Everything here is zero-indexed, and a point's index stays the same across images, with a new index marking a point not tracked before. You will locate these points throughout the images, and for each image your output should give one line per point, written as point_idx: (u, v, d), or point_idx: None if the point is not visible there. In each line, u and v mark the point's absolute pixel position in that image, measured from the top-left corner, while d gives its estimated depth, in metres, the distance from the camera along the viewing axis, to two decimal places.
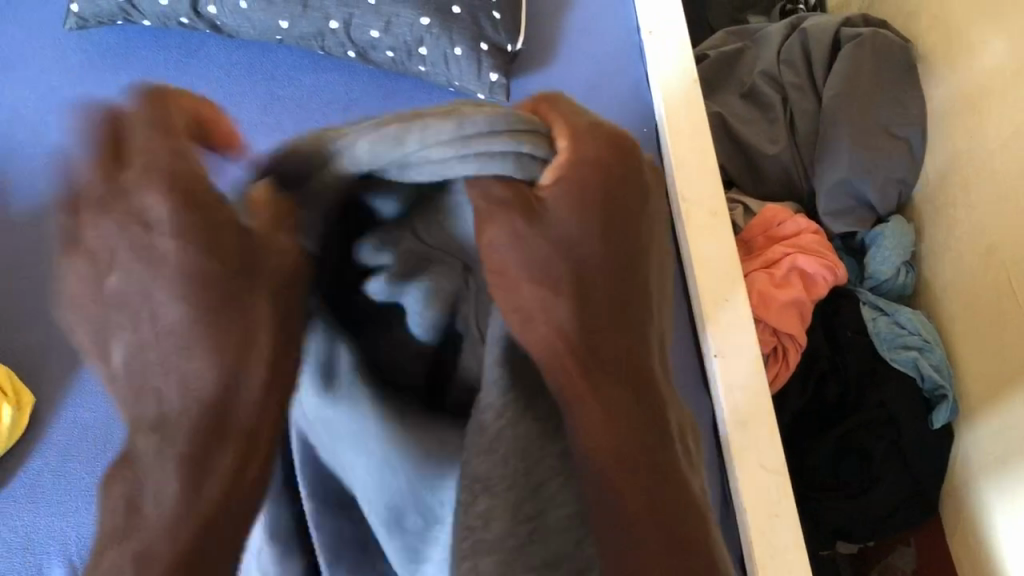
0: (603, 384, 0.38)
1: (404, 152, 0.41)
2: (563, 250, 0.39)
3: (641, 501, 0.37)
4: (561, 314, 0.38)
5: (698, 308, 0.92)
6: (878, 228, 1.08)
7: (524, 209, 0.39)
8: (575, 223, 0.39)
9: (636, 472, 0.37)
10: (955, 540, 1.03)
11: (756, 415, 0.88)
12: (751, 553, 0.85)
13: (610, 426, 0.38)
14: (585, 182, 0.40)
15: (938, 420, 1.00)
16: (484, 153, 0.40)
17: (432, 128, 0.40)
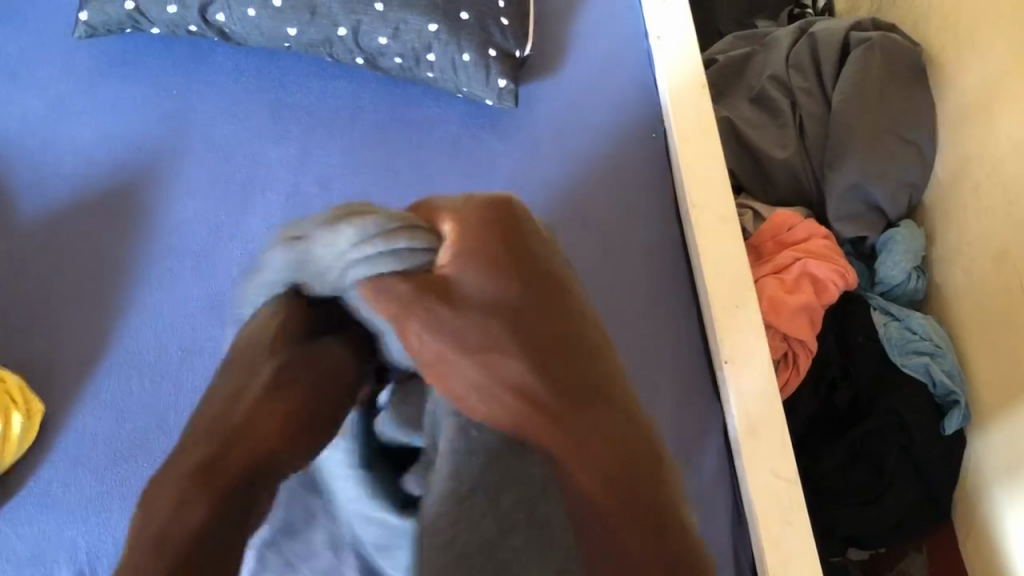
0: (558, 432, 0.50)
1: (331, 275, 0.55)
2: (478, 325, 0.52)
3: (620, 511, 0.48)
4: (494, 393, 0.51)
5: (709, 315, 0.92)
6: (889, 233, 1.07)
7: (439, 298, 0.52)
8: (481, 296, 0.52)
9: (614, 489, 0.48)
10: (967, 547, 1.03)
11: (768, 422, 0.88)
12: (764, 562, 0.84)
13: (579, 464, 0.49)
14: (478, 258, 0.53)
15: (951, 426, 0.99)
16: (366, 264, 0.53)
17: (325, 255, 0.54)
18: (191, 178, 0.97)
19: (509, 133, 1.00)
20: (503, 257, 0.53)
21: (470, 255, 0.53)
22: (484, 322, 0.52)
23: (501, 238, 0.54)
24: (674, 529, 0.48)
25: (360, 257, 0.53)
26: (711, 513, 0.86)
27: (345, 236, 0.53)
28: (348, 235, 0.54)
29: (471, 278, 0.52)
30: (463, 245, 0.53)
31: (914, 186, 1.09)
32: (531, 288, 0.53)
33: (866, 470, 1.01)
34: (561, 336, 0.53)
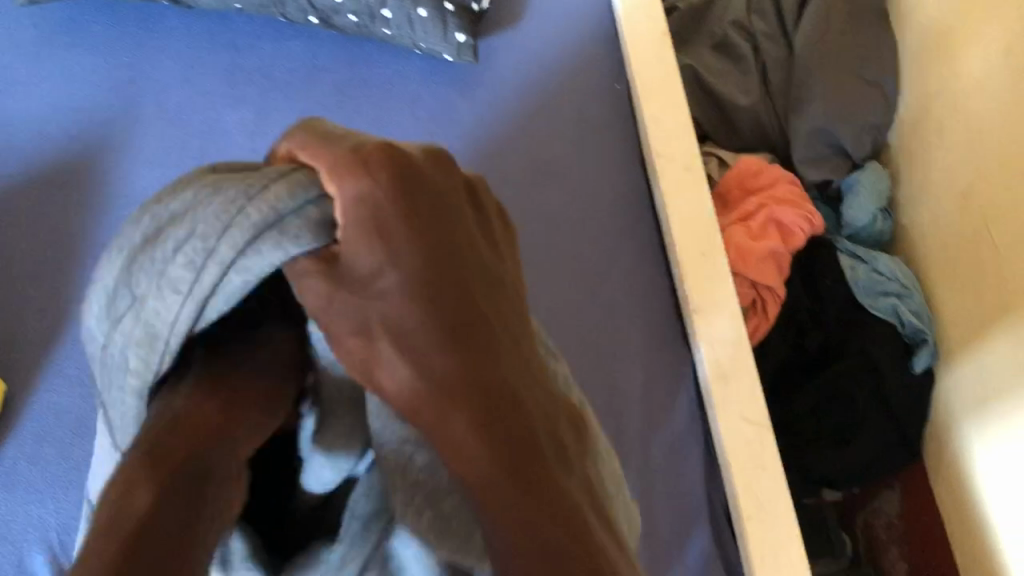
0: (458, 395, 0.49)
1: (222, 280, 0.49)
2: (363, 293, 0.49)
3: (508, 493, 0.48)
4: (380, 353, 0.49)
5: (676, 264, 0.92)
6: (854, 175, 1.07)
7: (325, 267, 0.49)
8: (366, 257, 0.49)
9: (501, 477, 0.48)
10: (938, 485, 1.04)
11: (737, 368, 0.88)
12: (736, 505, 0.84)
13: (482, 437, 0.49)
14: (376, 210, 0.48)
15: (919, 364, 1.01)
16: (274, 242, 0.49)
17: (220, 255, 0.49)
18: (146, 144, 0.95)
19: (470, 89, 0.98)
20: (403, 217, 0.49)
21: (369, 222, 0.48)
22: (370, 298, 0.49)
23: (406, 191, 0.49)
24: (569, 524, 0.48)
25: (239, 238, 0.49)
26: (681, 460, 0.87)
27: (205, 241, 0.49)
28: (216, 226, 0.49)
29: (368, 258, 0.49)
30: (360, 216, 0.48)
31: (878, 127, 1.08)
32: (428, 252, 0.49)
33: (838, 413, 1.01)
34: (458, 294, 0.50)
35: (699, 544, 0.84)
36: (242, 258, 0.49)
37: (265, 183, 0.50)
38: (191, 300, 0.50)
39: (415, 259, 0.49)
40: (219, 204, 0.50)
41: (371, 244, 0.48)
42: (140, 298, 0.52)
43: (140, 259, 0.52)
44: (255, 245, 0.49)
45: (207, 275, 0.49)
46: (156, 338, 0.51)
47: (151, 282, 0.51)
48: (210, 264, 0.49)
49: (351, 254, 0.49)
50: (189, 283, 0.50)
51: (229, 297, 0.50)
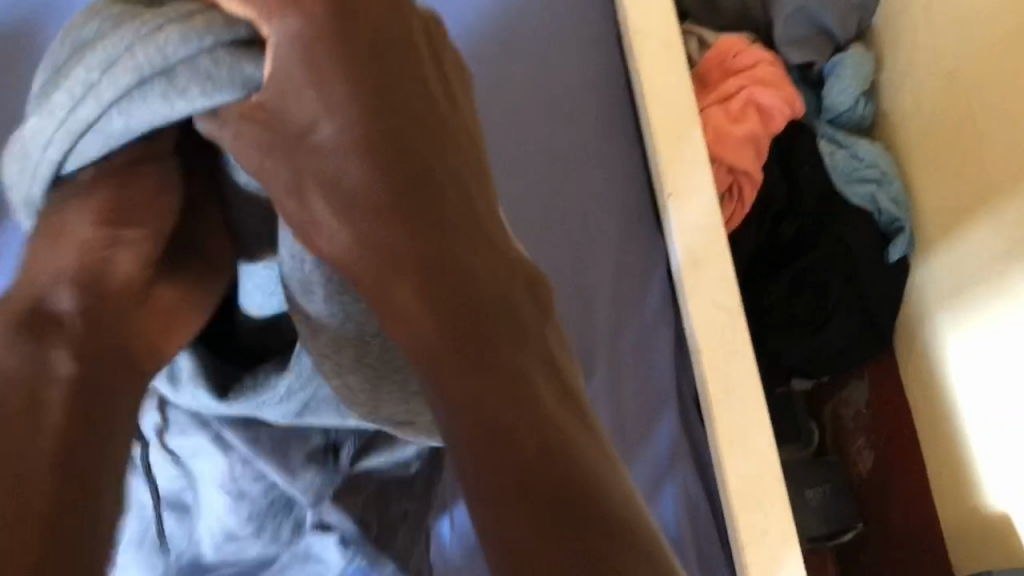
0: (399, 270, 0.45)
1: (110, 120, 0.48)
2: (296, 145, 0.46)
3: (473, 384, 0.42)
4: (319, 208, 0.46)
5: (651, 146, 0.89)
6: (836, 58, 1.03)
7: (264, 124, 0.46)
8: (315, 102, 0.45)
9: (455, 360, 0.43)
10: (908, 374, 1.04)
11: (710, 254, 0.86)
12: (705, 392, 0.84)
13: (424, 309, 0.44)
14: (313, 57, 0.45)
15: (895, 253, 0.99)
16: (171, 92, 0.47)
17: (111, 95, 0.47)
18: None
19: None
20: (342, 61, 0.45)
21: (318, 74, 0.45)
22: (310, 152, 0.46)
23: (348, 36, 0.46)
24: (557, 439, 0.41)
25: (134, 73, 0.46)
26: (649, 347, 0.86)
27: (94, 73, 0.47)
28: (107, 66, 0.47)
29: (304, 108, 0.46)
30: (297, 67, 0.45)
31: (863, 8, 1.04)
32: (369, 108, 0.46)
33: (810, 301, 1.01)
34: (406, 159, 0.46)
35: (666, 430, 0.83)
36: (129, 106, 0.47)
37: (158, 25, 0.46)
38: (68, 133, 0.48)
39: (357, 117, 0.45)
40: (124, 31, 0.47)
41: (309, 91, 0.45)
42: (39, 111, 0.50)
43: (54, 74, 0.50)
44: (150, 91, 0.47)
45: (97, 105, 0.47)
46: (40, 155, 0.50)
47: (36, 110, 0.49)
48: (104, 91, 0.47)
49: (286, 102, 0.46)
50: (75, 107, 0.48)
51: (115, 134, 0.48)
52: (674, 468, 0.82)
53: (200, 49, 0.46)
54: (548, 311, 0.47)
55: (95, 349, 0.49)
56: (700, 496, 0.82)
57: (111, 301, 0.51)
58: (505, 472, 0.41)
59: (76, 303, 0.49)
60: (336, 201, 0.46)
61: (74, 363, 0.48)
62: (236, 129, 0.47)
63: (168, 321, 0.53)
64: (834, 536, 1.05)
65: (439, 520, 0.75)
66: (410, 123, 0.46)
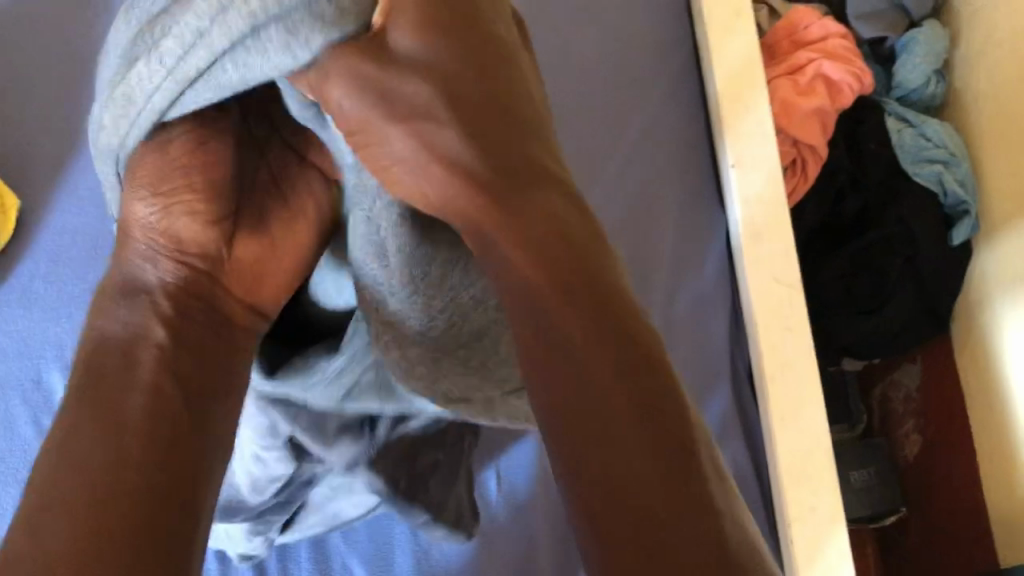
0: (520, 220, 0.38)
1: (225, 70, 0.39)
2: (396, 79, 0.38)
3: (599, 359, 0.36)
4: (414, 151, 0.38)
5: (717, 115, 0.88)
6: (911, 33, 1.01)
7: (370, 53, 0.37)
8: (416, 45, 0.37)
9: (578, 330, 0.37)
10: (963, 360, 1.02)
11: (773, 228, 0.84)
12: (760, 366, 0.83)
13: (539, 268, 0.37)
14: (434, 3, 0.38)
15: (958, 236, 0.98)
16: (295, 40, 0.37)
17: (226, 41, 0.38)
18: None
19: None
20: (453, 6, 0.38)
21: (423, 12, 0.37)
22: (406, 94, 0.38)
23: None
24: (672, 419, 0.35)
25: (248, 18, 0.37)
26: (706, 320, 0.85)
27: (211, 11, 0.38)
28: (228, 1, 0.37)
29: (407, 43, 0.37)
30: (417, 4, 0.37)
31: None
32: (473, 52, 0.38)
33: (870, 280, 0.99)
34: (513, 109, 0.39)
35: (719, 401, 0.83)
36: (243, 56, 0.38)
37: None
38: (178, 82, 0.40)
39: (454, 56, 0.38)
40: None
41: (431, 32, 0.38)
42: (131, 45, 0.41)
43: (151, 0, 0.41)
44: (277, 38, 0.37)
45: (206, 53, 0.38)
46: (140, 104, 0.42)
47: (136, 47, 0.40)
48: (214, 36, 0.38)
49: (400, 32, 0.38)
50: (184, 52, 0.39)
51: (222, 86, 0.40)
52: (723, 442, 0.82)
53: None
54: None
55: (185, 308, 0.48)
56: (748, 469, 0.82)
57: (193, 265, 0.49)
58: (636, 419, 0.35)
59: (161, 276, 0.48)
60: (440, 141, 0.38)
61: (170, 305, 0.48)
62: (334, 73, 0.37)
63: (255, 271, 0.51)
64: (878, 517, 1.04)
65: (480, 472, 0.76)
66: (515, 80, 0.39)
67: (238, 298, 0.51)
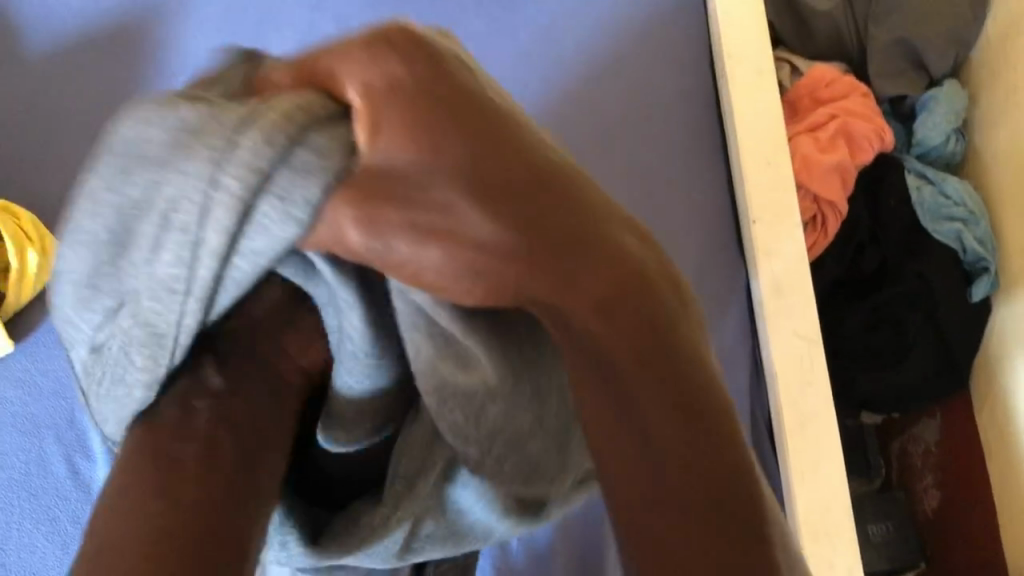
0: (589, 303, 0.41)
1: (240, 272, 0.40)
2: (415, 190, 0.38)
3: (664, 417, 0.40)
4: (471, 247, 0.39)
5: (739, 170, 0.89)
6: (931, 92, 1.03)
7: (378, 175, 0.38)
8: (412, 158, 0.38)
9: (647, 387, 0.41)
10: (984, 414, 1.02)
11: (794, 281, 0.86)
12: (780, 419, 0.84)
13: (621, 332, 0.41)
14: (415, 106, 0.38)
15: (977, 293, 0.98)
16: (288, 218, 0.38)
17: (232, 249, 0.39)
18: (201, 14, 0.91)
19: None
20: (436, 114, 0.39)
21: (406, 122, 0.38)
22: (429, 206, 0.38)
23: (439, 88, 0.39)
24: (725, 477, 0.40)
25: (228, 219, 0.37)
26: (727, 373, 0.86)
27: (205, 236, 0.38)
28: (213, 218, 0.38)
29: (403, 151, 0.38)
30: (396, 129, 0.38)
31: (962, 42, 1.03)
32: (467, 142, 0.39)
33: (889, 333, 1.00)
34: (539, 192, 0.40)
35: None
36: (244, 250, 0.39)
37: (240, 157, 0.37)
38: (201, 298, 0.41)
39: (462, 149, 0.39)
40: (193, 175, 0.38)
41: (421, 148, 0.38)
42: (127, 290, 0.42)
43: (119, 253, 0.41)
44: (271, 230, 0.38)
45: (208, 266, 0.39)
46: (162, 333, 0.44)
47: (135, 282, 0.41)
48: (205, 249, 0.39)
49: (386, 159, 0.38)
50: (189, 270, 0.40)
51: (243, 279, 0.41)
52: None
53: (285, 162, 0.37)
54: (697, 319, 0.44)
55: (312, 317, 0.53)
56: None
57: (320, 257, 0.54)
58: (663, 430, 0.40)
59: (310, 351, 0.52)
60: (488, 244, 0.40)
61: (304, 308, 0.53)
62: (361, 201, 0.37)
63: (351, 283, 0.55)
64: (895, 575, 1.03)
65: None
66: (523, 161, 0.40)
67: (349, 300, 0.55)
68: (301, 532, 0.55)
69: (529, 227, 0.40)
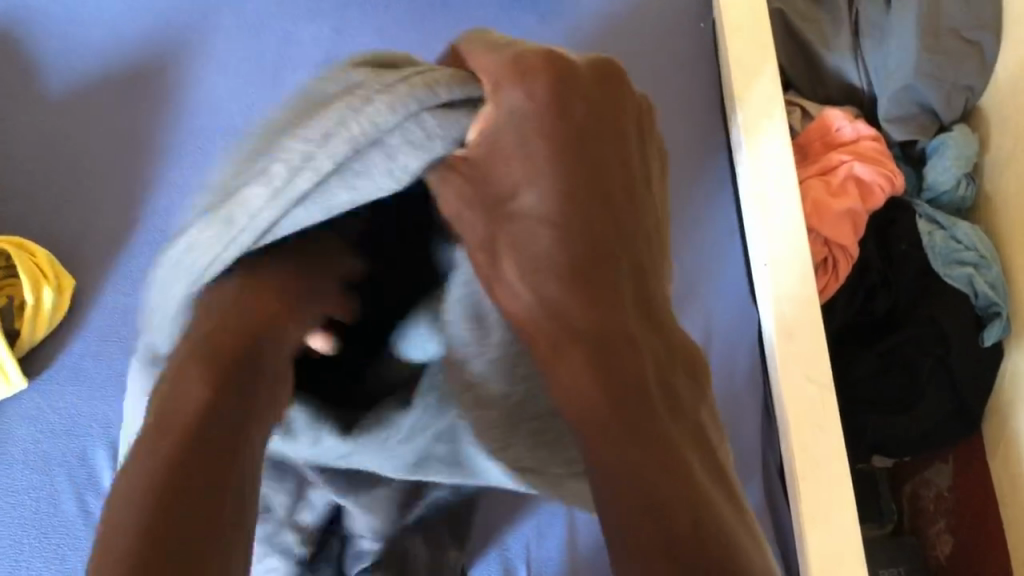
0: (579, 334, 0.52)
1: (321, 207, 0.51)
2: (505, 202, 0.51)
3: (631, 464, 0.49)
4: (512, 274, 0.53)
5: (750, 215, 0.89)
6: (941, 137, 1.03)
7: (468, 178, 0.51)
8: (522, 174, 0.50)
9: (615, 418, 0.50)
10: (996, 460, 1.02)
11: (806, 327, 0.86)
12: (792, 464, 0.83)
13: (595, 372, 0.51)
14: (536, 127, 0.50)
15: (989, 337, 0.98)
16: (395, 167, 0.50)
17: (334, 190, 0.50)
18: (221, 55, 0.92)
19: (550, 18, 0.95)
20: (552, 149, 0.50)
21: (524, 143, 0.50)
22: (513, 222, 0.52)
23: (567, 102, 0.51)
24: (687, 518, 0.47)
25: (361, 139, 0.48)
26: (739, 417, 0.86)
27: (316, 170, 0.49)
28: (332, 152, 0.48)
29: (516, 173, 0.50)
30: (512, 134, 0.50)
31: (972, 89, 1.04)
32: (567, 172, 0.51)
33: (900, 377, 1.00)
34: (604, 232, 0.52)
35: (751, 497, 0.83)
36: (344, 189, 0.51)
37: (387, 112, 0.49)
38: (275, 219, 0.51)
39: (555, 178, 0.50)
40: (346, 114, 0.49)
41: (517, 159, 0.50)
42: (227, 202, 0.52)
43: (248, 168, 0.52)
44: (371, 173, 0.50)
45: (318, 175, 0.49)
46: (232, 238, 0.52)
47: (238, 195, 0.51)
48: (329, 150, 0.49)
49: (493, 158, 0.51)
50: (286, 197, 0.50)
51: (340, 197, 0.51)
52: None
53: (412, 117, 0.49)
54: (702, 391, 0.55)
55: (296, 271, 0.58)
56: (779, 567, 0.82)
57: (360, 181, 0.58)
58: (629, 460, 0.49)
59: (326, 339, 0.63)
60: (537, 248, 0.52)
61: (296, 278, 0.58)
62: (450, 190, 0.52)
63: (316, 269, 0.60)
64: None
65: (489, 551, 0.80)
66: (610, 193, 0.52)
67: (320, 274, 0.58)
68: (335, 425, 0.63)
69: (576, 250, 0.52)
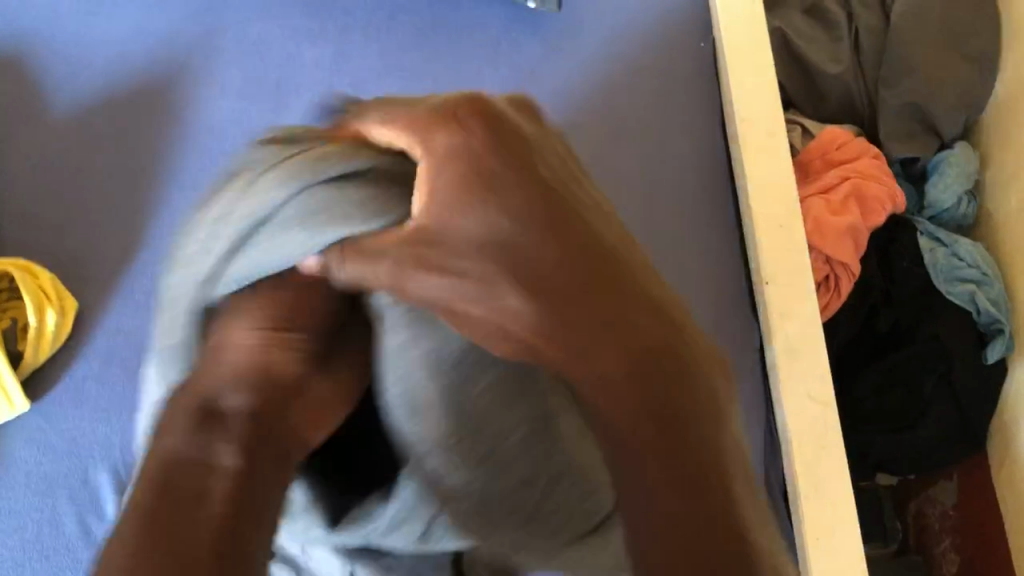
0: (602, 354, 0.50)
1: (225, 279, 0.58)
2: (474, 251, 0.48)
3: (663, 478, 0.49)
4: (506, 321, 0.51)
5: (751, 233, 0.89)
6: (943, 153, 1.04)
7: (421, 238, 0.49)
8: (473, 223, 0.48)
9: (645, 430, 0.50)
10: (1001, 478, 1.01)
11: (808, 345, 0.86)
12: (795, 483, 0.83)
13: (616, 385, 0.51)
14: (457, 168, 0.48)
15: (992, 355, 0.98)
16: (282, 235, 0.56)
17: (241, 257, 0.57)
18: (225, 77, 0.93)
19: (551, 38, 0.96)
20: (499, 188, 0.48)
21: (466, 189, 0.48)
22: (490, 272, 0.49)
23: (498, 138, 0.49)
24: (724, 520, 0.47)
25: (253, 218, 0.57)
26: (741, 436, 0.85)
27: (230, 230, 0.58)
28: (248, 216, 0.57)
29: (468, 227, 0.48)
30: (443, 183, 0.48)
31: (972, 106, 1.04)
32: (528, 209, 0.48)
33: (902, 395, 0.99)
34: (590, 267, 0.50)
35: None
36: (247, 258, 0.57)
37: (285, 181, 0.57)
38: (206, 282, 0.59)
39: (512, 223, 0.48)
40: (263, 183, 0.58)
41: (466, 210, 0.48)
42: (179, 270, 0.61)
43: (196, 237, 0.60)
44: (266, 238, 0.57)
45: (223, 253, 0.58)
46: (180, 308, 0.60)
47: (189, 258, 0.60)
48: (229, 236, 0.58)
49: (444, 226, 0.49)
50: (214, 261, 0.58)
51: (244, 267, 0.57)
52: None
53: (300, 191, 0.56)
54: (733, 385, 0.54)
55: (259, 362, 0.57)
56: None
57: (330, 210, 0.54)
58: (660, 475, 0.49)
59: (243, 402, 0.56)
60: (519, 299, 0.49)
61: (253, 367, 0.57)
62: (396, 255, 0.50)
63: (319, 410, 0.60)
64: None
65: None
66: (575, 218, 0.50)
67: (286, 354, 0.58)
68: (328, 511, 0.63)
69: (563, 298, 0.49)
